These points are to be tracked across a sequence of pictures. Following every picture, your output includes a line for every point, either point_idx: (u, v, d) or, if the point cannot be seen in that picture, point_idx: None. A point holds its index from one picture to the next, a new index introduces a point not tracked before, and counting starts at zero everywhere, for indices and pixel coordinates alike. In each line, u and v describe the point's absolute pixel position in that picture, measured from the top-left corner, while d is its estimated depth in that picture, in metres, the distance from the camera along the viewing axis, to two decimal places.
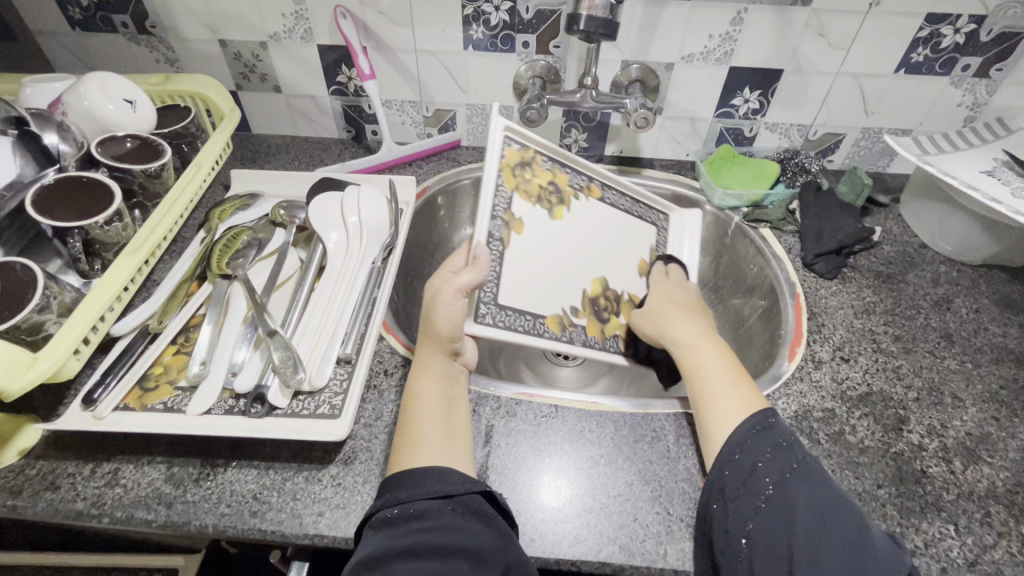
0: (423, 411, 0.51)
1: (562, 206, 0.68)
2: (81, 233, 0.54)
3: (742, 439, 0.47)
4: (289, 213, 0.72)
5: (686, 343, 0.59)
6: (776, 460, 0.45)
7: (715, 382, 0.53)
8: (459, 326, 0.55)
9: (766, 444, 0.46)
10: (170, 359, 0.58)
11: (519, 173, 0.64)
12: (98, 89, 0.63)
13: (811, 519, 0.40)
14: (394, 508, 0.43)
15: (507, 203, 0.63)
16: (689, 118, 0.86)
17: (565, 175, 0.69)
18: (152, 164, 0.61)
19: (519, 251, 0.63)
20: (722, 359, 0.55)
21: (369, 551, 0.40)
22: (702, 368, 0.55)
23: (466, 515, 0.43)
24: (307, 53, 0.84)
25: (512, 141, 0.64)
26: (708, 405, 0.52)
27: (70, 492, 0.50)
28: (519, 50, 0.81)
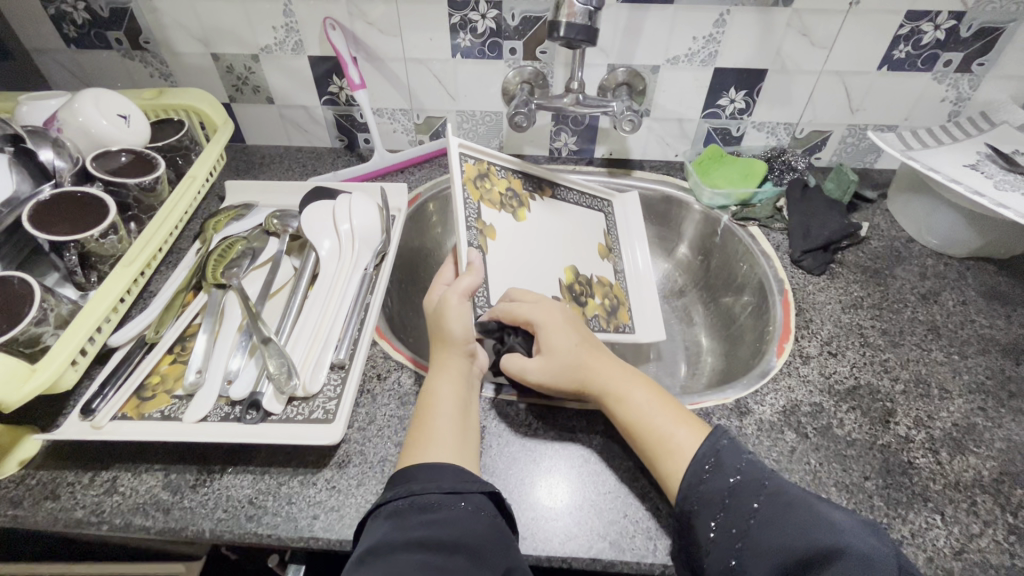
0: (439, 409, 0.52)
1: (523, 208, 0.73)
2: (77, 246, 0.55)
3: (702, 476, 0.46)
4: (283, 222, 0.73)
5: (610, 391, 0.54)
6: (745, 482, 0.45)
7: (660, 425, 0.51)
8: (471, 327, 0.58)
9: (729, 472, 0.46)
10: (168, 367, 0.59)
11: (480, 185, 0.69)
12: (93, 106, 0.64)
13: (789, 532, 0.41)
14: (403, 502, 0.44)
15: (476, 212, 0.67)
16: (676, 119, 0.87)
17: (519, 181, 0.75)
18: (146, 178, 0.63)
19: (497, 254, 0.68)
20: (652, 398, 0.53)
21: (375, 541, 0.41)
22: (637, 415, 0.52)
23: (475, 514, 0.43)
24: (298, 64, 0.86)
25: (466, 157, 0.69)
26: (659, 451, 0.49)
27: (69, 501, 0.50)
28: (506, 57, 0.82)
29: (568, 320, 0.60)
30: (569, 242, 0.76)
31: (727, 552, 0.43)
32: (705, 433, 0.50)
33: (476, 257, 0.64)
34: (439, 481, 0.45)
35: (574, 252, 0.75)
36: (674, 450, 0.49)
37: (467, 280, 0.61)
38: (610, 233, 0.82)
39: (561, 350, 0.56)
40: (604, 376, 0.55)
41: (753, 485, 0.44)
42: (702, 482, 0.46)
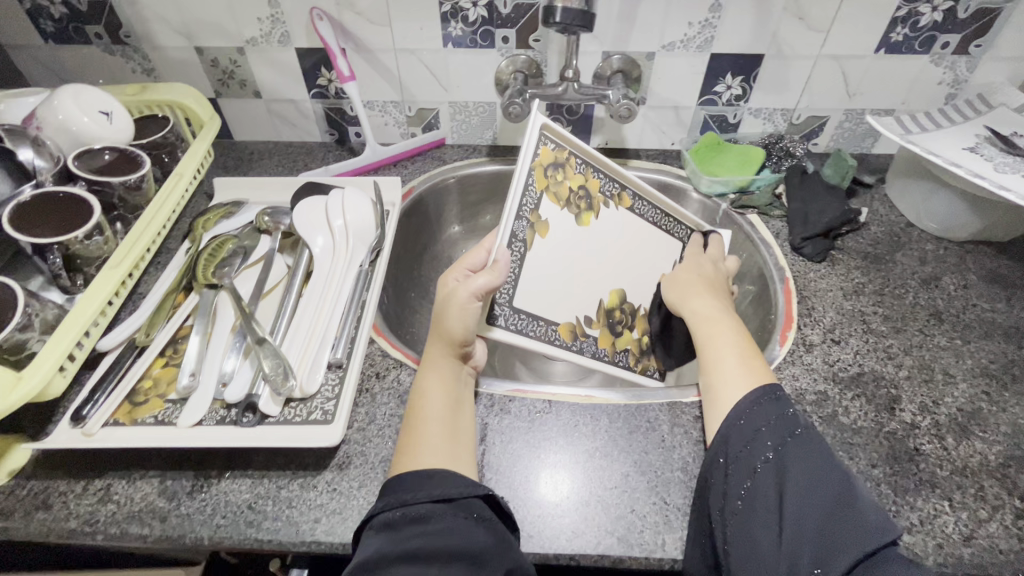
0: (428, 413, 0.51)
1: (589, 212, 0.67)
2: (61, 249, 0.53)
3: (748, 408, 0.46)
4: (274, 219, 0.71)
5: (701, 318, 0.59)
6: (778, 424, 0.44)
7: (719, 350, 0.53)
8: (472, 330, 0.54)
9: (769, 412, 0.45)
10: (160, 371, 0.57)
11: (550, 175, 0.63)
12: (73, 102, 0.62)
13: (806, 482, 0.40)
14: (394, 512, 0.42)
15: (536, 203, 0.61)
16: (672, 107, 0.85)
17: (597, 180, 0.68)
18: (131, 176, 0.61)
19: (541, 253, 0.62)
20: (737, 334, 0.55)
21: (369, 554, 0.40)
22: (715, 343, 0.54)
23: (468, 519, 0.42)
24: (285, 57, 0.84)
25: (546, 140, 0.63)
26: (715, 380, 0.51)
27: (62, 511, 0.49)
28: (499, 46, 0.81)
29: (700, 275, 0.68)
30: (634, 263, 0.71)
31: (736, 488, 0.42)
32: (765, 378, 0.50)
33: (506, 254, 0.57)
34: (446, 485, 0.44)
35: (631, 275, 0.70)
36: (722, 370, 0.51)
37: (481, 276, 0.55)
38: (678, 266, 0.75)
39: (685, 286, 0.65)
40: (696, 303, 0.61)
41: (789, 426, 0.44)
42: (744, 412, 0.46)
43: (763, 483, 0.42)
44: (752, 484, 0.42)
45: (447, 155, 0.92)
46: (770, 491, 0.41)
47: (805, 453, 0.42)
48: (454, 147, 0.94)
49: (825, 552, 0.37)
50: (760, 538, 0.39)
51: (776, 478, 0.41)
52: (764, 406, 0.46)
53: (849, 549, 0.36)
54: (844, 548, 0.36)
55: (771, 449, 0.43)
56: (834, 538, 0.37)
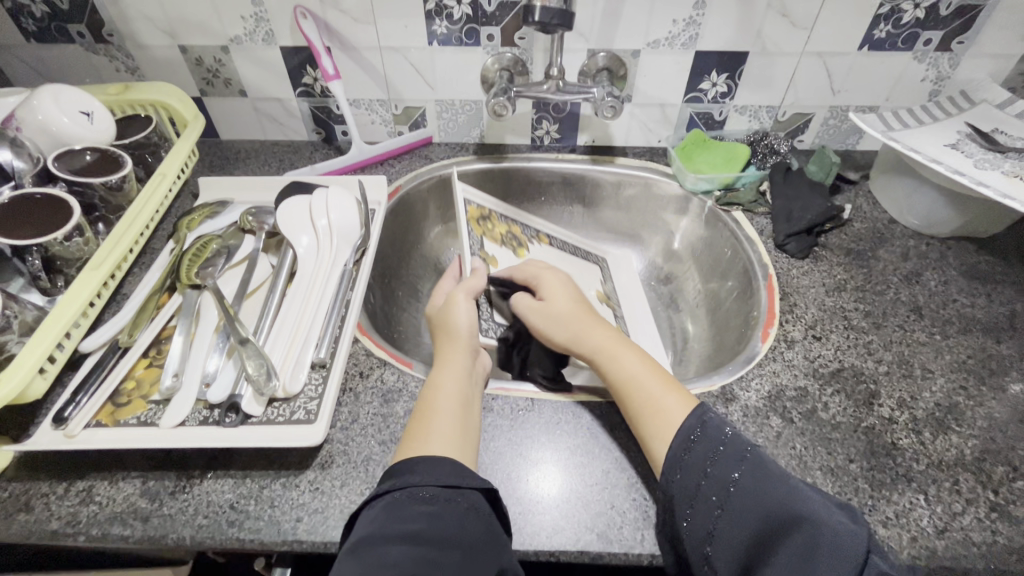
0: (445, 401, 0.52)
1: (523, 248, 0.82)
2: (40, 250, 0.53)
3: (687, 442, 0.47)
4: (258, 219, 0.71)
5: (604, 349, 0.57)
6: (726, 456, 0.45)
7: (648, 390, 0.52)
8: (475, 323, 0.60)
9: (712, 443, 0.46)
10: (143, 372, 0.57)
11: (483, 225, 0.79)
12: (53, 102, 0.62)
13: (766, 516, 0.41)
14: (397, 493, 0.43)
15: (481, 243, 0.77)
16: (658, 105, 0.86)
17: (518, 227, 0.85)
18: (112, 177, 0.60)
19: (499, 279, 0.75)
20: (643, 364, 0.55)
21: (367, 533, 0.40)
22: (628, 373, 0.54)
23: (467, 510, 0.42)
24: (270, 55, 0.83)
25: (471, 203, 0.81)
26: (647, 408, 0.51)
27: (44, 513, 0.49)
28: (484, 44, 0.81)
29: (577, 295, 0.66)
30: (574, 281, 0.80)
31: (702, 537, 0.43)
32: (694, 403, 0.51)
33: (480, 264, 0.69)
34: (426, 473, 0.44)
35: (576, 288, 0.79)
36: (663, 414, 0.50)
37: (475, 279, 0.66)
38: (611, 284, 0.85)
39: (564, 311, 0.62)
40: (598, 340, 0.58)
41: (734, 457, 0.45)
42: (698, 434, 0.47)
43: (727, 526, 0.42)
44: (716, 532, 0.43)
45: (434, 154, 0.92)
46: (745, 526, 0.42)
47: (758, 481, 0.43)
48: (441, 145, 0.94)
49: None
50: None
51: (741, 518, 0.42)
52: (701, 441, 0.47)
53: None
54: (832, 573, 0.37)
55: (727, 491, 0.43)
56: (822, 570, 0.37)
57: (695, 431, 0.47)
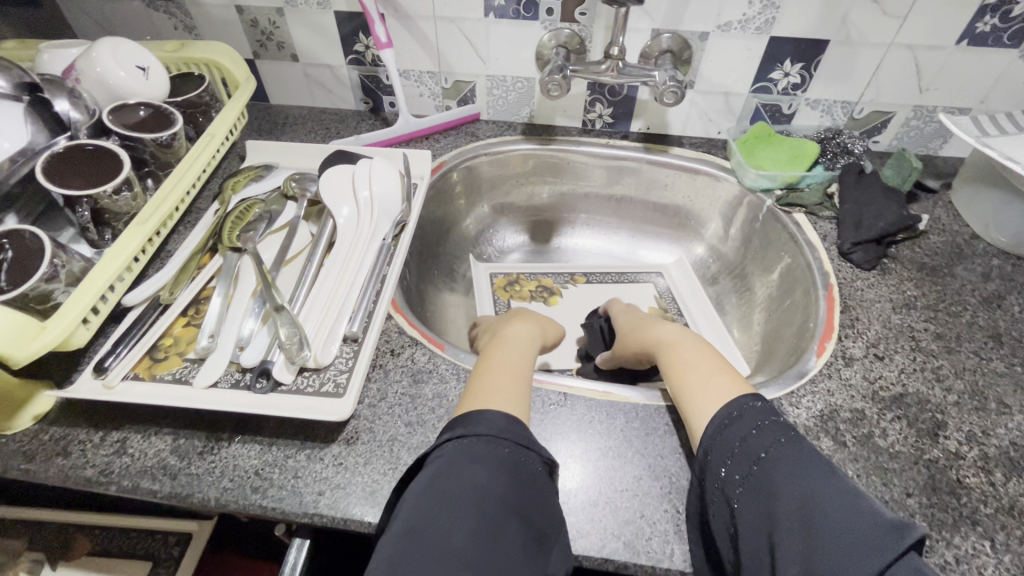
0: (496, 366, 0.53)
1: (555, 295, 0.87)
2: (90, 202, 0.53)
3: (718, 426, 0.47)
4: (301, 185, 0.70)
5: (668, 342, 0.59)
6: (745, 449, 0.45)
7: (691, 373, 0.53)
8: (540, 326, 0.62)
9: (738, 432, 0.46)
10: (180, 331, 0.58)
11: (510, 289, 0.87)
12: (111, 55, 0.62)
13: (788, 504, 0.40)
14: (456, 442, 0.43)
15: (509, 306, 0.84)
16: (723, 93, 0.80)
17: (548, 278, 0.89)
18: (162, 134, 0.61)
19: None
20: (705, 354, 0.55)
21: (435, 472, 0.41)
22: (681, 359, 0.55)
23: (536, 473, 0.43)
24: (324, 20, 0.82)
25: (497, 275, 0.89)
26: (690, 388, 0.51)
27: (80, 459, 0.50)
28: (542, 18, 0.77)
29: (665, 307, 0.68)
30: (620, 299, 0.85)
31: (728, 530, 0.42)
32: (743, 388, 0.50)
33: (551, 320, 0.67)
34: (483, 427, 0.44)
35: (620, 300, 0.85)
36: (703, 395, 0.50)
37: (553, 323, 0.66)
38: (664, 300, 0.86)
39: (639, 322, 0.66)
40: (664, 333, 0.60)
41: (752, 449, 0.44)
42: (726, 424, 0.47)
43: (751, 516, 0.41)
44: (739, 522, 0.42)
45: (481, 131, 0.89)
46: (769, 516, 0.40)
47: (777, 472, 0.42)
48: (488, 122, 0.91)
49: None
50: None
51: (759, 508, 0.41)
52: (722, 439, 0.46)
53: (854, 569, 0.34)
54: (853, 557, 0.35)
55: (743, 483, 0.43)
56: (838, 557, 0.35)
57: (720, 427, 0.47)
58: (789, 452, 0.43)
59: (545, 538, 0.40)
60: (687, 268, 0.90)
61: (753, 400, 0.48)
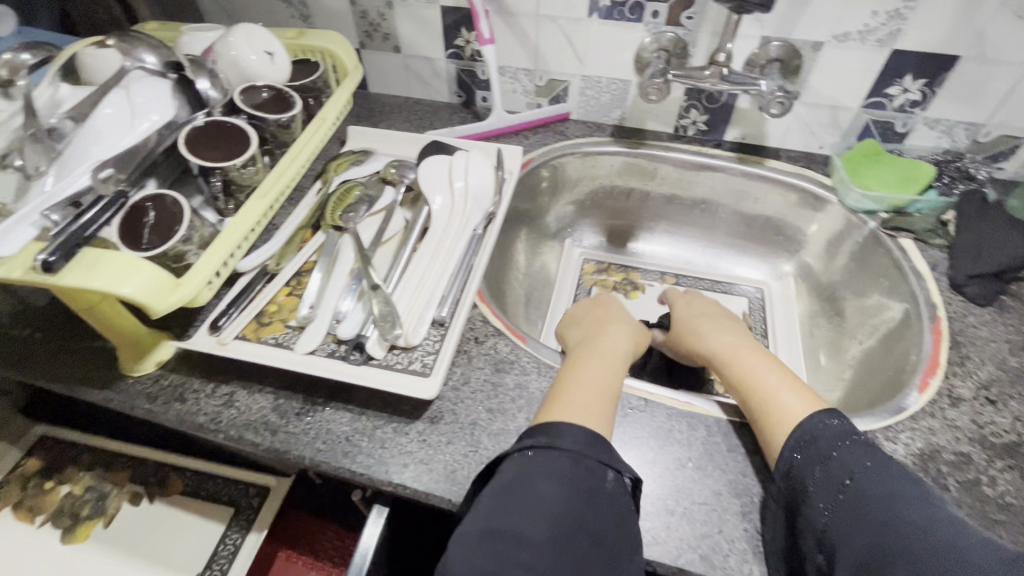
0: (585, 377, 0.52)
1: (637, 291, 0.91)
2: (221, 173, 0.58)
3: (797, 448, 0.46)
4: (400, 172, 0.73)
5: (725, 353, 0.57)
6: (827, 474, 0.44)
7: (755, 388, 0.52)
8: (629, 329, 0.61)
9: (817, 456, 0.45)
10: (284, 299, 0.62)
11: (596, 276, 0.93)
12: (244, 40, 0.67)
13: (881, 528, 0.39)
14: (539, 450, 0.44)
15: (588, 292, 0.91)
16: (830, 106, 0.77)
17: (638, 273, 0.94)
18: (283, 115, 0.65)
19: None
20: (767, 364, 0.54)
21: (515, 473, 0.43)
22: (747, 371, 0.53)
23: (616, 493, 0.43)
24: (430, 14, 0.85)
25: (589, 260, 0.96)
26: (759, 407, 0.50)
27: (194, 406, 0.56)
28: (646, 20, 0.76)
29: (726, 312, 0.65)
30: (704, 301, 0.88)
31: (816, 552, 0.41)
32: (818, 404, 0.49)
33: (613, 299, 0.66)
34: (566, 440, 0.45)
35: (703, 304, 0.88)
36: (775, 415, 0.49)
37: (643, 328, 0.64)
38: (751, 316, 0.86)
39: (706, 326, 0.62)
40: (721, 342, 0.58)
41: (835, 474, 0.44)
42: (806, 441, 0.46)
43: (840, 540, 0.40)
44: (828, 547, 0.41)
45: (570, 130, 0.90)
46: (861, 538, 0.39)
47: (866, 495, 0.41)
48: (577, 122, 0.91)
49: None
50: None
51: (847, 528, 0.40)
52: (799, 463, 0.45)
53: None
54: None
55: (829, 508, 0.42)
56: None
57: (796, 451, 0.46)
58: (876, 477, 0.42)
59: (617, 557, 0.41)
60: (790, 287, 0.88)
61: (830, 418, 0.47)
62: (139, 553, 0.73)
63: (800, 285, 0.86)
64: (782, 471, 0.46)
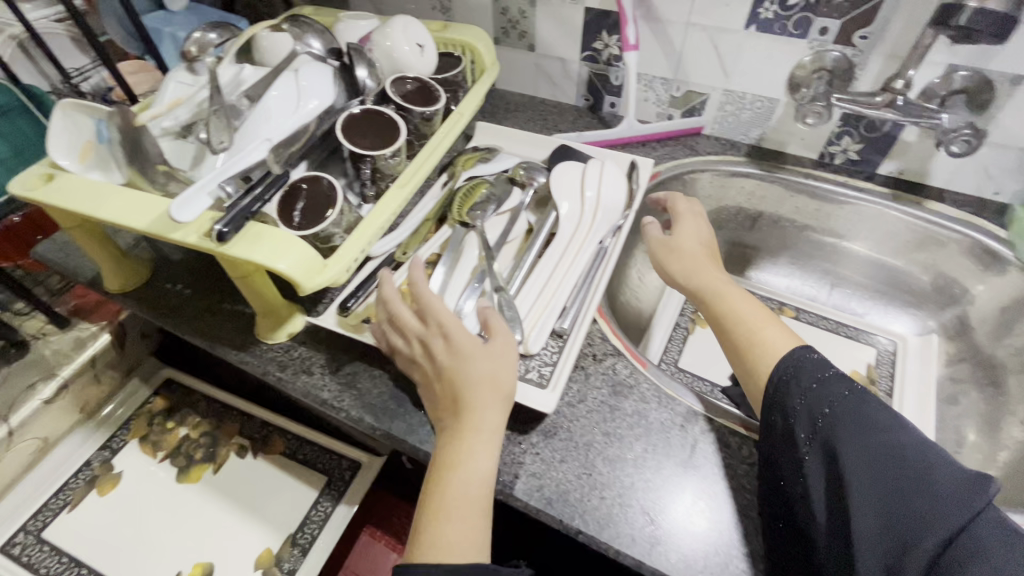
0: (462, 484, 0.46)
1: None
2: (371, 162, 0.60)
3: (777, 389, 0.48)
4: (529, 173, 0.73)
5: (714, 285, 0.58)
6: (808, 406, 0.46)
7: (743, 322, 0.54)
8: (479, 380, 0.49)
9: (801, 389, 0.47)
10: (407, 288, 0.63)
11: None
12: (400, 33, 0.69)
13: (860, 462, 0.41)
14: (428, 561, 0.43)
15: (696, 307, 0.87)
16: (1020, 150, 0.67)
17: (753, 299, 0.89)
18: (428, 108, 0.66)
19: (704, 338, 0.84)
20: (751, 301, 0.56)
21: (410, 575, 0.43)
22: (734, 305, 0.56)
23: None
24: (572, 14, 0.83)
25: None
26: (745, 339, 0.53)
27: (319, 380, 0.58)
28: (812, 37, 0.70)
29: (706, 237, 0.65)
30: (826, 344, 0.82)
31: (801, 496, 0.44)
32: (796, 341, 0.52)
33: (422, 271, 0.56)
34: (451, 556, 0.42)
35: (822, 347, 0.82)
36: (761, 346, 0.52)
37: (502, 343, 0.51)
38: (877, 367, 0.79)
39: (502, 340, 0.51)
40: (709, 274, 0.59)
41: (817, 407, 0.45)
42: (793, 368, 0.48)
43: (821, 477, 0.43)
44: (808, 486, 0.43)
45: (701, 146, 0.85)
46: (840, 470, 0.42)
47: (844, 428, 0.43)
48: (709, 138, 0.87)
49: (912, 539, 0.37)
50: (833, 530, 0.41)
51: (827, 465, 0.43)
52: (786, 393, 0.47)
53: (942, 529, 0.36)
54: (942, 518, 0.37)
55: (807, 440, 0.45)
56: (924, 515, 0.37)
57: (780, 383, 0.48)
58: (852, 407, 0.44)
59: None
60: (932, 347, 0.79)
61: (810, 352, 0.50)
62: (241, 502, 0.78)
63: (942, 346, 0.78)
64: (769, 394, 0.49)
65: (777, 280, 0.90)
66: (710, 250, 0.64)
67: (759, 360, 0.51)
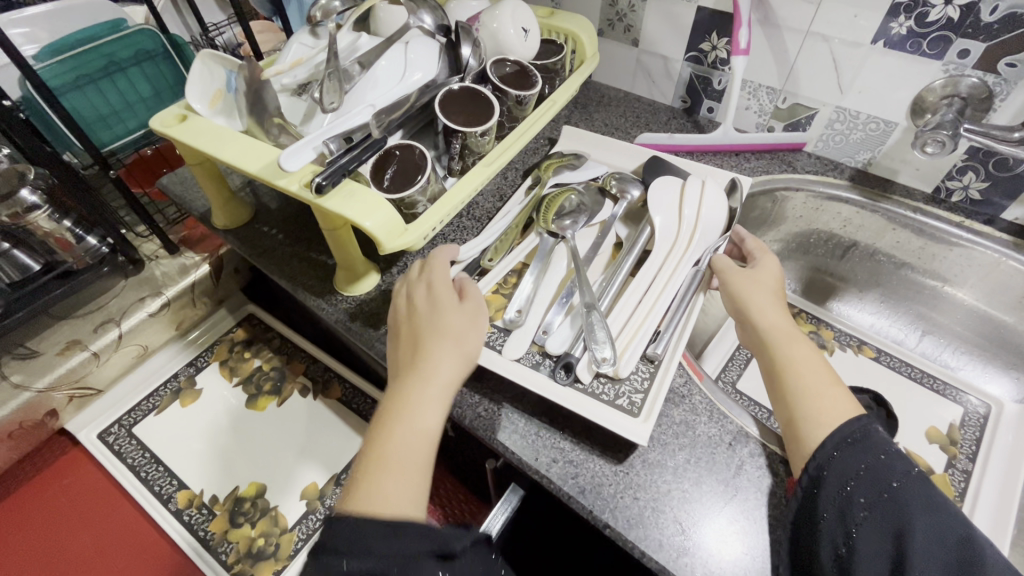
0: (408, 432, 0.48)
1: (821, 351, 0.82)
2: (461, 138, 0.62)
3: (835, 450, 0.45)
4: (620, 186, 0.73)
5: (780, 332, 0.54)
6: (873, 473, 0.44)
7: (806, 377, 0.50)
8: (444, 328, 0.52)
9: (862, 458, 0.45)
10: (490, 296, 0.63)
11: None
12: (508, 16, 0.71)
13: (922, 542, 0.40)
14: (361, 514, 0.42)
15: None
16: None
17: (831, 332, 0.85)
18: (524, 93, 0.67)
19: None
20: (816, 357, 0.52)
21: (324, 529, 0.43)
22: (798, 357, 0.52)
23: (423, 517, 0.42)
24: (683, 12, 0.81)
25: None
26: (805, 395, 0.49)
27: (382, 336, 0.62)
28: (949, 60, 0.64)
29: (775, 273, 0.61)
30: (905, 393, 0.76)
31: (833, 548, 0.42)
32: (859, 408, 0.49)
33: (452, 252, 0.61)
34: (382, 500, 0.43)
35: (898, 394, 0.76)
36: (826, 409, 0.48)
37: (474, 304, 0.55)
38: (960, 428, 0.71)
39: (473, 301, 0.55)
40: (776, 320, 0.56)
41: (883, 478, 0.43)
42: (851, 441, 0.46)
43: (868, 543, 0.41)
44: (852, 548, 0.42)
45: (799, 163, 0.81)
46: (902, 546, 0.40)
47: (909, 506, 0.42)
48: (810, 156, 0.82)
49: None
50: None
51: (883, 539, 0.41)
52: (849, 454, 0.45)
53: None
54: None
55: (865, 505, 0.43)
56: None
57: (841, 444, 0.46)
58: (919, 488, 0.43)
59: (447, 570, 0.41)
60: None
61: (874, 424, 0.47)
62: (294, 437, 0.84)
63: None
64: (827, 447, 0.46)
65: (862, 316, 0.86)
66: (778, 289, 0.60)
67: (797, 407, 0.49)
